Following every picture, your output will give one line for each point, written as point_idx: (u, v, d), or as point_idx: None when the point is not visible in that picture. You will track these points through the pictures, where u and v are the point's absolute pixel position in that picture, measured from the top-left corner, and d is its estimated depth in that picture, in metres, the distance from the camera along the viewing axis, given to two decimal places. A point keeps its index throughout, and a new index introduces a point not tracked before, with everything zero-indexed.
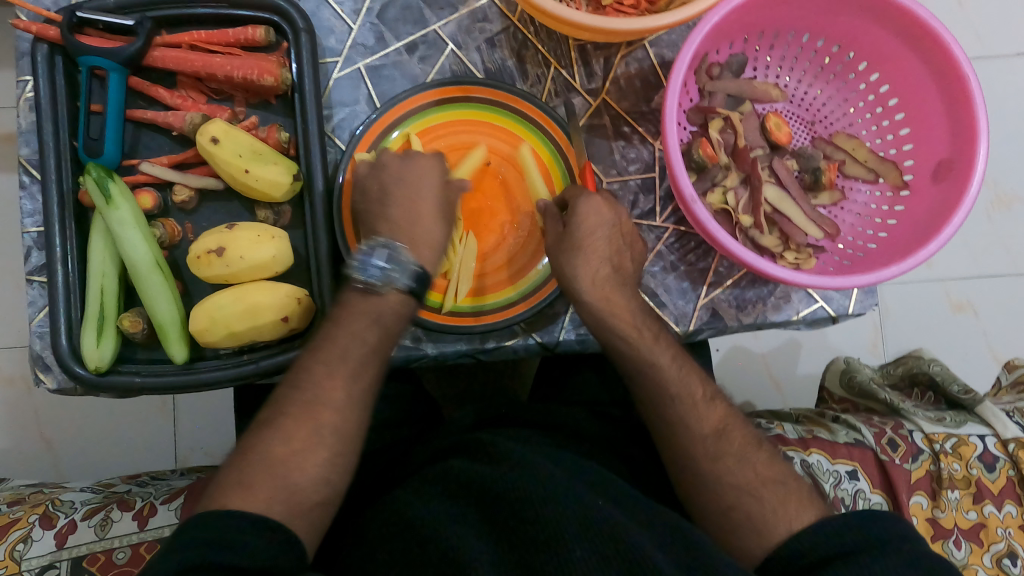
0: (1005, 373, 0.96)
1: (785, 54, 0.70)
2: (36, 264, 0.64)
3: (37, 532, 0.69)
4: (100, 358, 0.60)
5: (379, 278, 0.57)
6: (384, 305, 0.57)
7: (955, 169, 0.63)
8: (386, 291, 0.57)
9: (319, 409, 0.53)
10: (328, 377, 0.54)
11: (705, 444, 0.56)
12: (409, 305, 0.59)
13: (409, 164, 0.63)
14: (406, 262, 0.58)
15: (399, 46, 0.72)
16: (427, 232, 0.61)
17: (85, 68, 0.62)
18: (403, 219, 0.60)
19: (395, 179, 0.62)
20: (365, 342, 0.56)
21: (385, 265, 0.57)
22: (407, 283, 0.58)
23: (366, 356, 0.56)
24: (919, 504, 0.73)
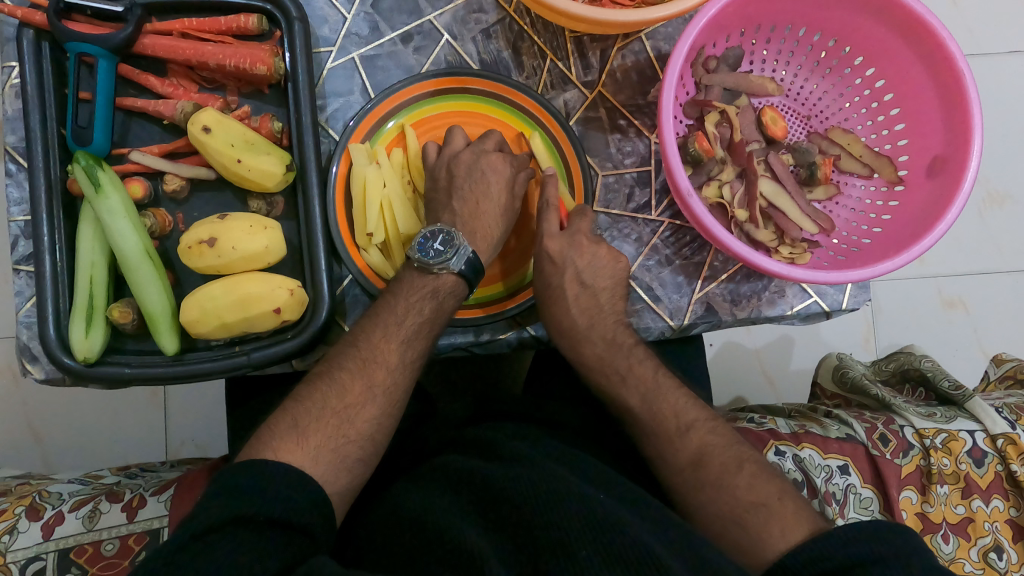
0: (993, 367, 0.97)
1: (782, 48, 0.70)
2: (22, 253, 0.63)
3: (24, 523, 0.68)
4: (89, 349, 0.59)
5: (439, 260, 0.60)
6: (441, 284, 0.60)
7: (950, 165, 0.63)
8: (441, 272, 0.60)
9: (374, 367, 0.56)
10: (383, 340, 0.57)
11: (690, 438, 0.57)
12: (461, 287, 0.61)
13: (479, 159, 0.65)
14: (461, 245, 0.60)
15: (394, 36, 0.71)
16: (485, 225, 0.65)
17: (73, 55, 0.60)
18: (465, 212, 0.64)
19: (464, 172, 0.65)
20: (420, 314, 0.59)
21: (441, 249, 0.60)
22: (461, 267, 0.60)
23: (420, 326, 0.59)
24: (908, 499, 0.73)
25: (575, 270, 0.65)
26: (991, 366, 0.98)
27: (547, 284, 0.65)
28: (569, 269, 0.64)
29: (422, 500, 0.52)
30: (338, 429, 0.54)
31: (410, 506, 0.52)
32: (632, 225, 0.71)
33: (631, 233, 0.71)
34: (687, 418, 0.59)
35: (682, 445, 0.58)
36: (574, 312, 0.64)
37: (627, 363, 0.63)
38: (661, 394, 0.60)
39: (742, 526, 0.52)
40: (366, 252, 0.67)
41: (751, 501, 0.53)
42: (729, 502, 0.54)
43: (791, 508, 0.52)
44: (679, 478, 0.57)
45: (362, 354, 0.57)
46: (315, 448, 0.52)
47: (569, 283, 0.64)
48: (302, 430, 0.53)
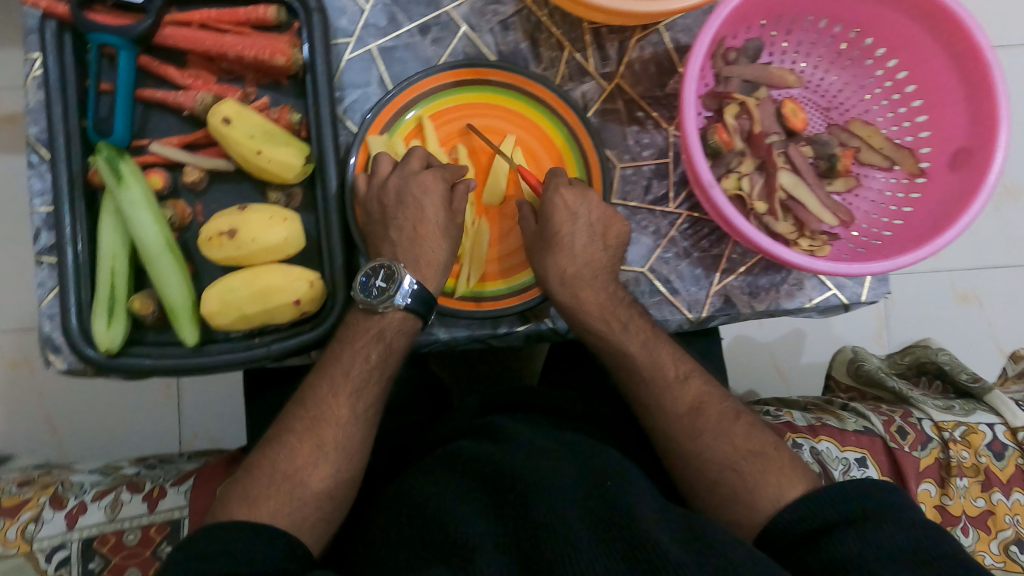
0: (1010, 364, 0.97)
1: (802, 39, 0.70)
2: (44, 244, 0.63)
3: (48, 513, 0.69)
4: (111, 340, 0.60)
5: (380, 298, 0.59)
6: (386, 324, 0.60)
7: (974, 157, 0.63)
8: (386, 310, 0.59)
9: (321, 426, 0.57)
10: (330, 396, 0.58)
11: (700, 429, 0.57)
12: (411, 325, 0.61)
13: (409, 183, 0.62)
14: (402, 279, 0.59)
15: (411, 27, 0.71)
16: (428, 252, 0.62)
17: (94, 46, 0.61)
18: (404, 241, 0.62)
19: (395, 198, 0.62)
20: (367, 361, 0.59)
21: (383, 286, 0.59)
22: (406, 302, 0.59)
23: (367, 374, 0.59)
24: (927, 492, 0.73)
25: (571, 257, 0.63)
26: (1008, 363, 0.98)
27: (559, 231, 0.62)
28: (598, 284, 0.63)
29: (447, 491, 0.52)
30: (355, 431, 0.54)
31: (429, 493, 0.51)
32: (651, 217, 0.71)
33: (649, 226, 0.71)
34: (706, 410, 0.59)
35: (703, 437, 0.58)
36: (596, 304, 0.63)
37: (648, 362, 0.61)
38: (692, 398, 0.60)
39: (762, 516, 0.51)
40: None
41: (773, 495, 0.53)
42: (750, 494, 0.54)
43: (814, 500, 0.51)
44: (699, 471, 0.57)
45: (311, 414, 0.57)
46: None
47: (596, 281, 0.63)
48: (253, 498, 0.53)
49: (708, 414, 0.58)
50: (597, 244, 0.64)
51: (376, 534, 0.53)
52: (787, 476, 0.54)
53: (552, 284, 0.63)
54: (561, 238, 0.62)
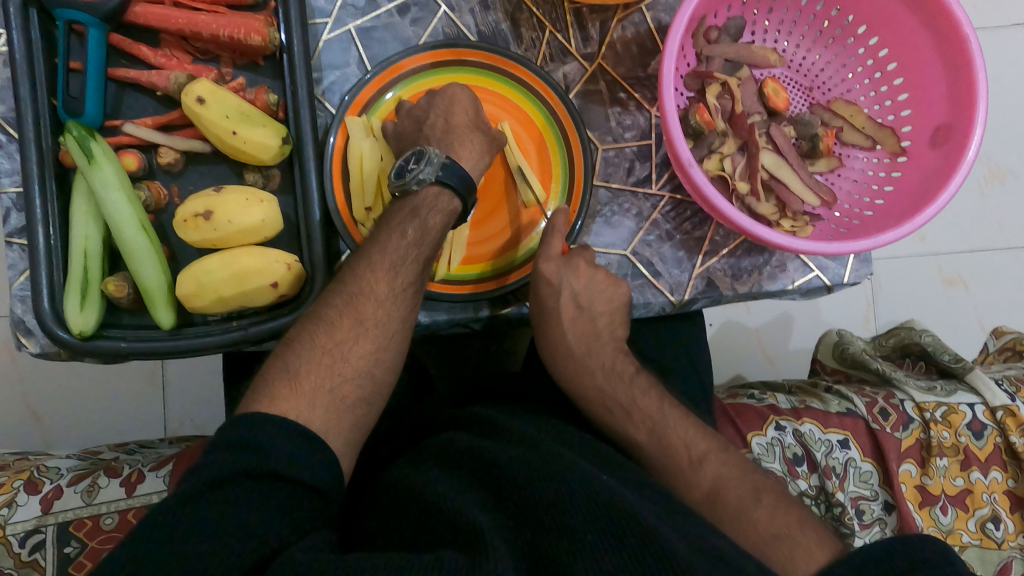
0: (992, 338, 0.97)
1: (784, 17, 0.69)
2: (15, 226, 0.62)
3: (23, 497, 0.68)
4: (85, 323, 0.59)
5: (411, 178, 0.59)
6: (421, 200, 0.60)
7: (954, 134, 0.63)
8: (418, 187, 0.59)
9: (361, 301, 0.56)
10: (369, 272, 0.57)
11: None
12: (448, 195, 0.60)
13: (436, 94, 0.66)
14: (431, 155, 0.60)
15: (390, 7, 0.70)
16: (462, 147, 0.64)
17: (62, 23, 0.59)
18: (438, 133, 0.63)
19: (424, 108, 0.65)
20: (403, 238, 0.58)
21: (417, 166, 0.59)
22: (436, 174, 0.59)
23: (404, 251, 0.58)
24: (909, 472, 0.73)
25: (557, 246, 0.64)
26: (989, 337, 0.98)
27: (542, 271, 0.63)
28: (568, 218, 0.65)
29: (415, 475, 0.51)
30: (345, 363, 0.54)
31: (411, 480, 0.51)
32: (633, 199, 0.71)
33: (631, 208, 0.71)
34: None
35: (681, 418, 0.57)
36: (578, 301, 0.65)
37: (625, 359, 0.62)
38: (632, 393, 0.62)
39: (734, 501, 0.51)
40: (363, 226, 0.66)
41: None
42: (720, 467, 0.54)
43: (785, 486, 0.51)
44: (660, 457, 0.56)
45: (349, 290, 0.56)
46: (309, 393, 0.51)
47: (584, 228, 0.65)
48: (295, 373, 0.52)
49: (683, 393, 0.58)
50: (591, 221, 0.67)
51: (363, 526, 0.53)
52: None
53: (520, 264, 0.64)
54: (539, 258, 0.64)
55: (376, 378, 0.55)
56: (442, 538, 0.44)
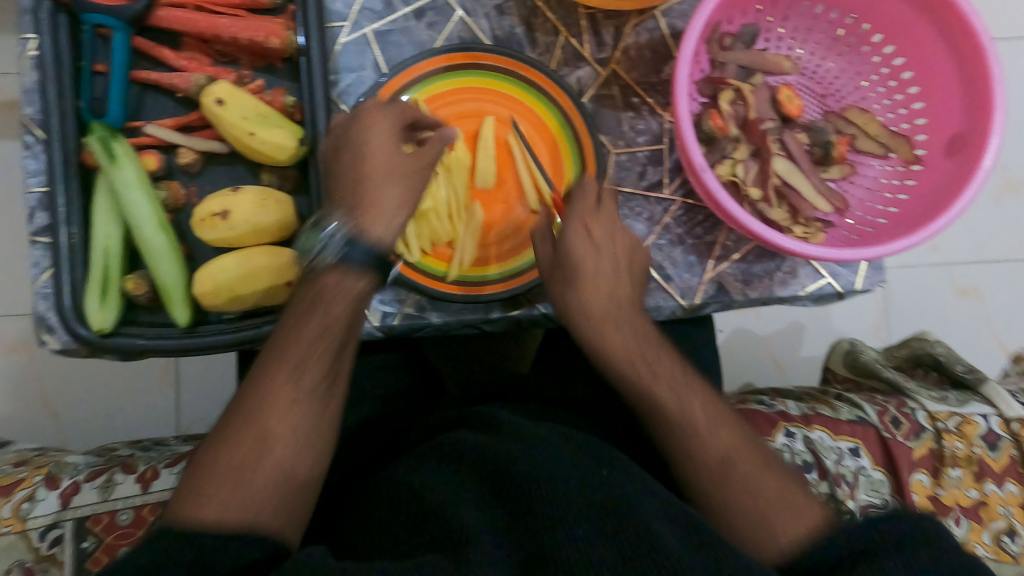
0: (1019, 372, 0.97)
1: (799, 25, 0.69)
2: (39, 225, 0.63)
3: (42, 492, 0.70)
4: (104, 320, 0.60)
5: (317, 255, 0.52)
6: (323, 275, 0.52)
7: (970, 143, 0.62)
8: (320, 267, 0.52)
9: (264, 418, 0.48)
10: (278, 360, 0.50)
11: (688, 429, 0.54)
12: (350, 280, 0.52)
13: (357, 121, 0.56)
14: (342, 235, 0.52)
15: (407, 11, 0.71)
16: (375, 198, 0.53)
17: (89, 26, 0.61)
18: (347, 183, 0.54)
19: (347, 137, 0.56)
20: (327, 315, 0.51)
21: (328, 235, 0.52)
22: (340, 256, 0.51)
23: (324, 331, 0.51)
24: (920, 482, 0.72)
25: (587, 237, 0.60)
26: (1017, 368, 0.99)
27: (582, 268, 0.58)
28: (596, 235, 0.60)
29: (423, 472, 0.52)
30: (255, 459, 0.47)
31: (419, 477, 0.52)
32: (645, 203, 0.71)
33: (643, 212, 0.71)
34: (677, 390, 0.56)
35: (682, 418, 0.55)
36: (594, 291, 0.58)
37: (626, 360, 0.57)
38: (647, 356, 0.57)
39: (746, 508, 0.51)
40: None
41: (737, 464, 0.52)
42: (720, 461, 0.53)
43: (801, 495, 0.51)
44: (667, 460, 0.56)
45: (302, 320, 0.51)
46: (222, 502, 0.46)
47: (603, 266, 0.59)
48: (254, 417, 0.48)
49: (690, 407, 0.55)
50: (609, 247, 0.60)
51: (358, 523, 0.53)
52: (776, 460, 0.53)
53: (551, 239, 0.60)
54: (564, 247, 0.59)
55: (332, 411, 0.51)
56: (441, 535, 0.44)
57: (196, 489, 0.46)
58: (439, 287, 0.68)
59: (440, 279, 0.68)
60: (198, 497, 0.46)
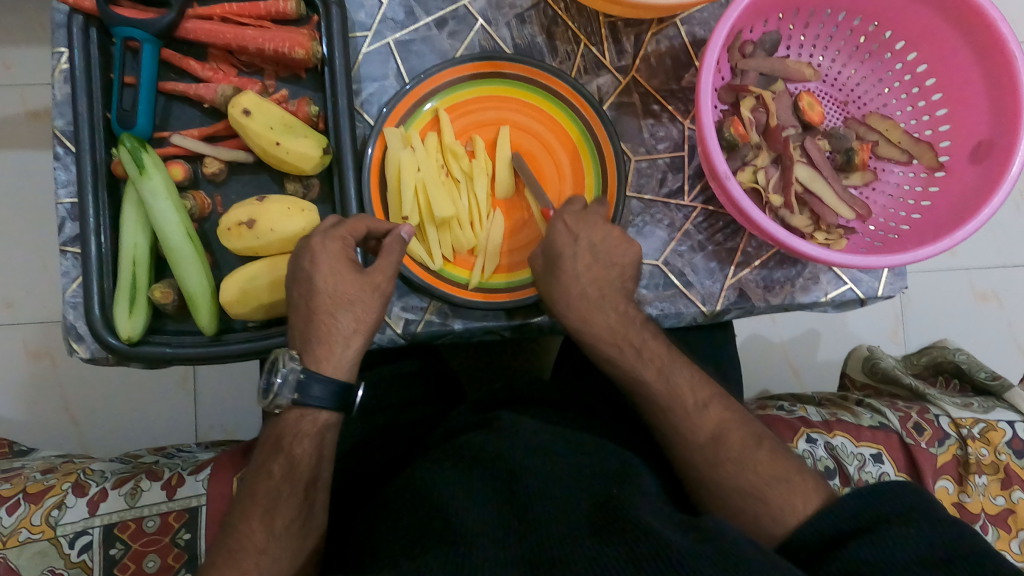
0: None
1: (820, 32, 0.69)
2: (69, 234, 0.64)
3: (71, 499, 0.70)
4: (132, 329, 0.61)
5: (271, 398, 0.56)
6: (285, 425, 0.57)
7: (996, 150, 0.62)
8: (278, 404, 0.56)
9: (273, 515, 0.54)
10: (274, 461, 0.56)
11: (704, 453, 0.55)
12: (312, 413, 0.57)
13: (314, 244, 0.57)
14: (288, 374, 0.56)
15: (429, 21, 0.71)
16: (325, 328, 0.57)
17: (119, 40, 0.62)
18: (326, 314, 0.57)
19: (313, 267, 0.57)
20: (315, 422, 0.57)
21: (277, 383, 0.55)
22: (292, 396, 0.56)
23: (318, 435, 0.57)
24: (944, 489, 0.71)
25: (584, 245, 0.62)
26: None
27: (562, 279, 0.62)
28: (581, 241, 0.62)
29: (449, 480, 0.52)
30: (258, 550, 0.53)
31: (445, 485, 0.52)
32: (665, 210, 0.71)
33: (664, 218, 0.71)
34: (673, 396, 0.58)
35: (692, 439, 0.56)
36: (596, 310, 0.62)
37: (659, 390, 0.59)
38: (660, 364, 0.60)
39: (772, 513, 0.52)
40: None
41: (758, 471, 0.53)
42: (735, 470, 0.54)
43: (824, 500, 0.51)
44: (692, 466, 0.56)
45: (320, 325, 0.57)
46: None
47: (580, 253, 0.62)
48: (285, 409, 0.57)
49: (719, 436, 0.56)
50: (601, 263, 0.63)
51: (378, 534, 0.52)
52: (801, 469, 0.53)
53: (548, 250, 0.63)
54: (559, 259, 0.62)
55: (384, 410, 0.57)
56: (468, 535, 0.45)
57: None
58: (462, 294, 0.67)
59: (463, 286, 0.69)
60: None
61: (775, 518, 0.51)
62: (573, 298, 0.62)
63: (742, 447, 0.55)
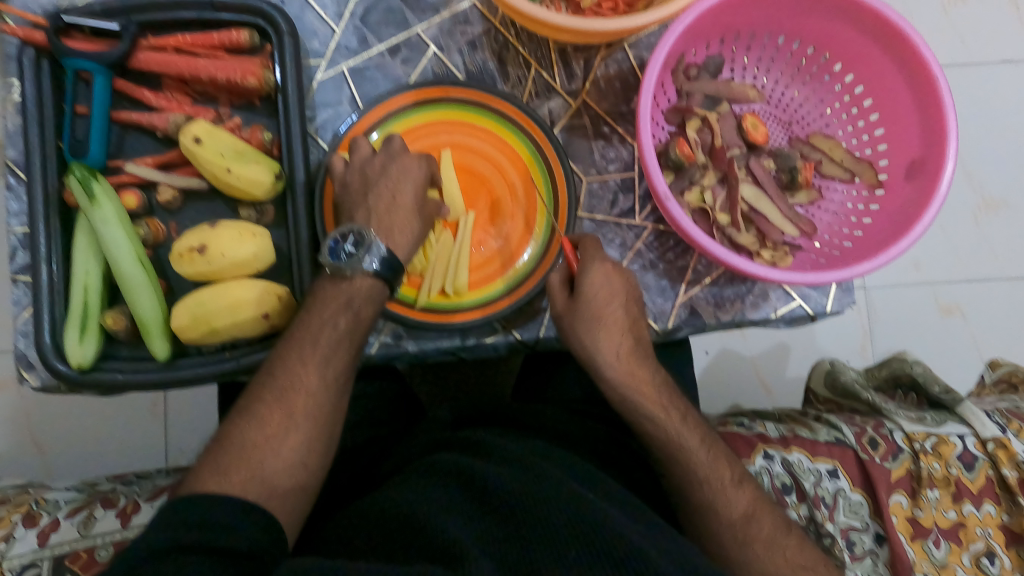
0: (988, 371, 0.97)
1: (762, 55, 0.71)
2: (21, 264, 0.65)
3: (20, 531, 0.69)
4: (83, 356, 0.61)
5: (347, 262, 0.60)
6: (354, 293, 0.60)
7: (927, 168, 0.64)
8: (354, 275, 0.60)
9: (291, 396, 0.57)
10: (298, 363, 0.58)
11: (733, 529, 0.58)
12: (355, 284, 0.60)
13: (392, 159, 0.64)
14: (372, 243, 0.61)
15: (382, 48, 0.73)
16: (402, 224, 0.63)
17: (70, 71, 0.63)
18: (381, 207, 0.63)
19: (378, 172, 0.64)
20: (335, 328, 0.59)
21: (352, 249, 0.60)
22: (374, 267, 0.60)
23: (337, 341, 0.59)
24: (899, 503, 0.72)
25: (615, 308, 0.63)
26: (985, 369, 0.98)
27: (597, 340, 0.62)
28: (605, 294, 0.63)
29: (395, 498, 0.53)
30: (283, 432, 0.56)
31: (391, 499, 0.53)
32: (617, 229, 0.72)
33: (615, 238, 0.72)
34: (714, 469, 0.60)
35: (713, 491, 0.59)
36: (639, 366, 0.63)
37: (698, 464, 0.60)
38: (702, 433, 0.62)
39: None
40: None
41: (786, 555, 0.56)
42: (763, 551, 0.57)
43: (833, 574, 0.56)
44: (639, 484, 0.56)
45: (280, 383, 0.57)
46: (239, 482, 0.53)
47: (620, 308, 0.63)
48: (226, 467, 0.53)
49: (751, 515, 0.58)
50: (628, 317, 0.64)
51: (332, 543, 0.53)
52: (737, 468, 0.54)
53: (592, 300, 0.62)
54: (604, 312, 0.62)
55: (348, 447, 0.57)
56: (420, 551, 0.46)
57: (217, 469, 0.53)
58: (410, 313, 0.68)
59: (410, 305, 0.69)
60: (216, 475, 0.53)
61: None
62: (619, 353, 0.62)
63: (763, 523, 0.58)
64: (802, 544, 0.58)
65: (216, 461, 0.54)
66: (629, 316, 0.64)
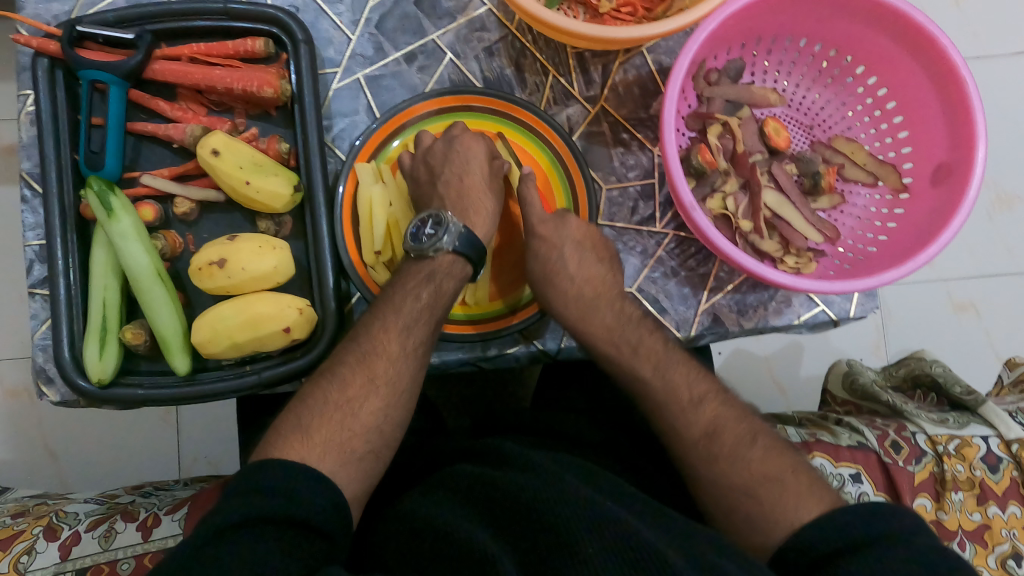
0: (1005, 372, 0.96)
1: (783, 59, 0.70)
2: (38, 277, 0.65)
3: (42, 544, 0.70)
4: (103, 371, 0.60)
5: (429, 244, 0.60)
6: (437, 266, 0.60)
7: (954, 173, 0.63)
8: (435, 253, 0.60)
9: (374, 360, 0.56)
10: (383, 331, 0.57)
11: (698, 450, 0.54)
12: (438, 260, 0.60)
13: (452, 144, 0.66)
14: (450, 224, 0.60)
15: (398, 56, 0.72)
16: (477, 201, 0.64)
17: (85, 82, 0.62)
18: (452, 193, 0.64)
19: (440, 159, 0.65)
20: (418, 300, 0.59)
21: (430, 232, 0.60)
22: (453, 244, 0.60)
23: (418, 313, 0.59)
24: (923, 506, 0.72)
25: (563, 270, 0.64)
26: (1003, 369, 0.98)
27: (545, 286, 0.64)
28: (567, 242, 0.64)
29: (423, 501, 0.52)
30: (362, 396, 0.55)
31: (419, 509, 0.51)
32: (637, 237, 0.72)
33: (636, 245, 0.71)
34: (671, 391, 0.57)
35: (674, 413, 0.56)
36: (592, 312, 0.63)
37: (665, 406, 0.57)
38: (656, 360, 0.59)
39: (758, 498, 0.50)
40: (373, 268, 0.67)
41: (751, 467, 0.52)
42: (728, 467, 0.52)
43: (807, 480, 0.51)
44: None
45: (363, 348, 0.57)
46: (321, 444, 0.52)
47: (569, 256, 0.64)
48: (308, 428, 0.53)
49: (712, 432, 0.54)
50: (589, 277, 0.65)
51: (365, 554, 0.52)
52: (762, 448, 0.53)
53: (535, 268, 0.65)
54: (555, 268, 0.64)
55: (386, 431, 0.55)
56: (442, 553, 0.45)
57: (300, 429, 0.53)
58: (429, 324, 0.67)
59: None
60: (301, 433, 0.52)
61: (760, 527, 0.49)
62: (571, 299, 0.63)
63: (727, 437, 0.54)
64: (771, 454, 0.53)
65: (302, 413, 0.53)
66: (578, 260, 0.64)
